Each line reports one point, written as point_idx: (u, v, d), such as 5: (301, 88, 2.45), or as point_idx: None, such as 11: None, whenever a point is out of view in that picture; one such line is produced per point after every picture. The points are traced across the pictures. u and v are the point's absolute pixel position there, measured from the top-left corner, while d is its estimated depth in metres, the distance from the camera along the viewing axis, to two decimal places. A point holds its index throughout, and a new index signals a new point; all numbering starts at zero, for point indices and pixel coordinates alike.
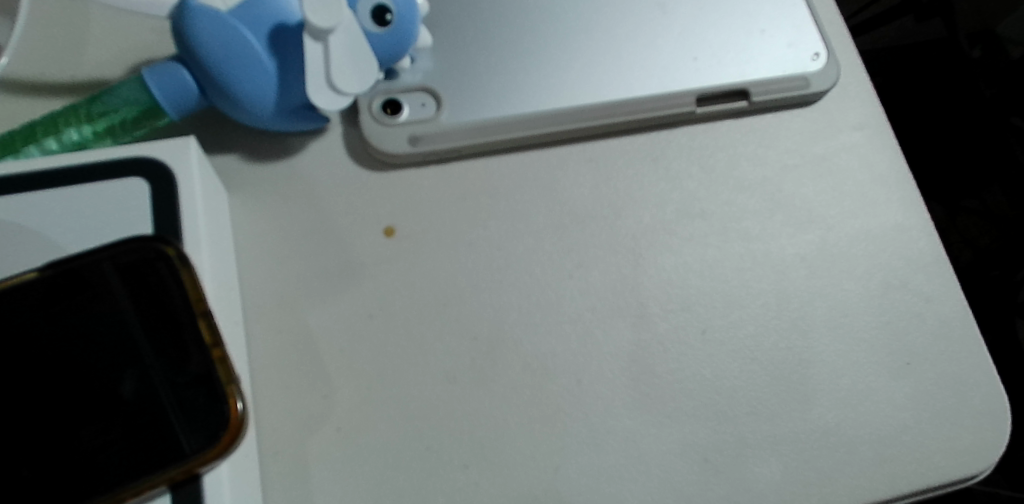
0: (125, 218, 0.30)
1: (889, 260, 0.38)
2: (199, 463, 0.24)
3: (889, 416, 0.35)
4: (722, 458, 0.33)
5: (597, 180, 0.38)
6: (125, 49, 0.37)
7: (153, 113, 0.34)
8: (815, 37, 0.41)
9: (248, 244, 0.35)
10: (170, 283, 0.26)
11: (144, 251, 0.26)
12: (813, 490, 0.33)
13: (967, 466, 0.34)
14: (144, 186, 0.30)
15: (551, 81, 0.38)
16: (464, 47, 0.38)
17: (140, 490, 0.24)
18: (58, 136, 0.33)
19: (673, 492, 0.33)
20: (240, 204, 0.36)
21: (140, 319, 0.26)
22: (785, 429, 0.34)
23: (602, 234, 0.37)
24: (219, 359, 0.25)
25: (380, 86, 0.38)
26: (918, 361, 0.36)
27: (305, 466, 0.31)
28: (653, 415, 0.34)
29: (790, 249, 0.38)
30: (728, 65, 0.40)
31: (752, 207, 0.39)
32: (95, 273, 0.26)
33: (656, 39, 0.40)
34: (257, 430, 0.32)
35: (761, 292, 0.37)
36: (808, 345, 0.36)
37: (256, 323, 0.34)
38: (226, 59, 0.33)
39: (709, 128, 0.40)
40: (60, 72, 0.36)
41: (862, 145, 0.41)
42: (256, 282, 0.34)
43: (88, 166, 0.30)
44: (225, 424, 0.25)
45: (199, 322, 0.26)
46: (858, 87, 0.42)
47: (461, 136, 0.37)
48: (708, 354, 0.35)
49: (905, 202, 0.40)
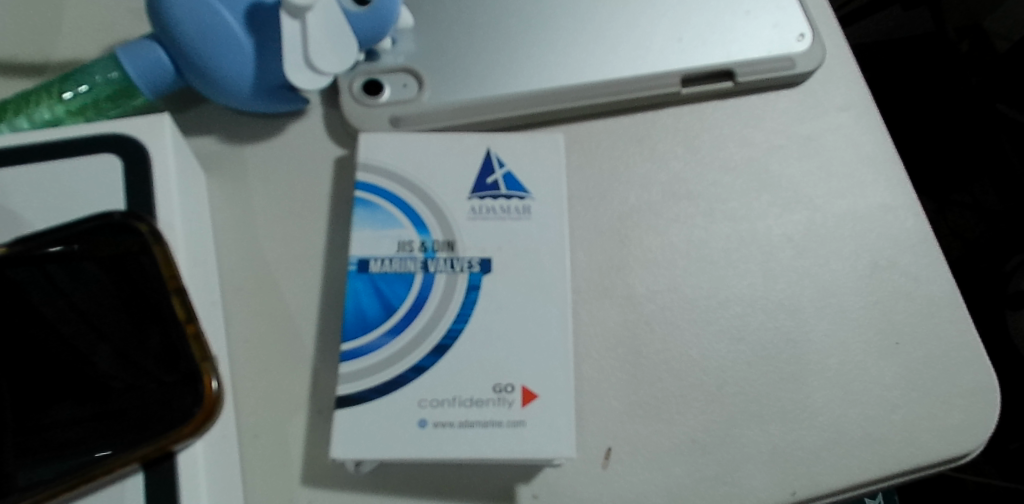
0: (98, 194, 0.31)
1: (876, 241, 0.38)
2: (173, 440, 0.26)
3: (877, 396, 0.34)
4: (709, 438, 0.33)
5: (581, 161, 0.38)
6: (99, 31, 0.38)
7: (129, 92, 0.35)
8: (799, 17, 0.41)
9: (228, 226, 0.35)
10: (148, 268, 0.28)
11: (127, 242, 0.28)
12: (802, 471, 0.33)
13: (959, 446, 0.34)
14: (118, 162, 0.31)
15: (532, 63, 0.38)
16: (446, 29, 0.38)
17: (113, 465, 0.26)
18: (30, 114, 0.34)
19: (660, 473, 0.32)
20: (221, 187, 0.36)
21: (120, 302, 0.28)
22: (773, 409, 0.34)
23: (586, 215, 0.37)
24: (193, 334, 0.27)
25: (361, 67, 0.38)
26: (907, 340, 0.35)
27: (285, 448, 0.32)
28: (639, 396, 0.33)
29: (777, 229, 0.38)
30: (713, 46, 0.39)
31: (738, 188, 0.38)
32: (77, 264, 0.28)
33: (639, 20, 0.39)
34: (238, 413, 0.32)
35: (748, 273, 0.36)
36: (796, 325, 0.35)
37: (235, 304, 0.34)
38: (203, 38, 0.33)
39: (693, 109, 0.40)
40: (36, 52, 0.37)
41: (849, 126, 0.40)
42: (236, 264, 0.35)
43: (64, 143, 0.31)
44: (201, 401, 0.26)
45: (173, 300, 0.27)
46: (844, 68, 0.42)
47: (442, 116, 0.37)
48: (694, 335, 0.35)
49: (891, 183, 0.39)
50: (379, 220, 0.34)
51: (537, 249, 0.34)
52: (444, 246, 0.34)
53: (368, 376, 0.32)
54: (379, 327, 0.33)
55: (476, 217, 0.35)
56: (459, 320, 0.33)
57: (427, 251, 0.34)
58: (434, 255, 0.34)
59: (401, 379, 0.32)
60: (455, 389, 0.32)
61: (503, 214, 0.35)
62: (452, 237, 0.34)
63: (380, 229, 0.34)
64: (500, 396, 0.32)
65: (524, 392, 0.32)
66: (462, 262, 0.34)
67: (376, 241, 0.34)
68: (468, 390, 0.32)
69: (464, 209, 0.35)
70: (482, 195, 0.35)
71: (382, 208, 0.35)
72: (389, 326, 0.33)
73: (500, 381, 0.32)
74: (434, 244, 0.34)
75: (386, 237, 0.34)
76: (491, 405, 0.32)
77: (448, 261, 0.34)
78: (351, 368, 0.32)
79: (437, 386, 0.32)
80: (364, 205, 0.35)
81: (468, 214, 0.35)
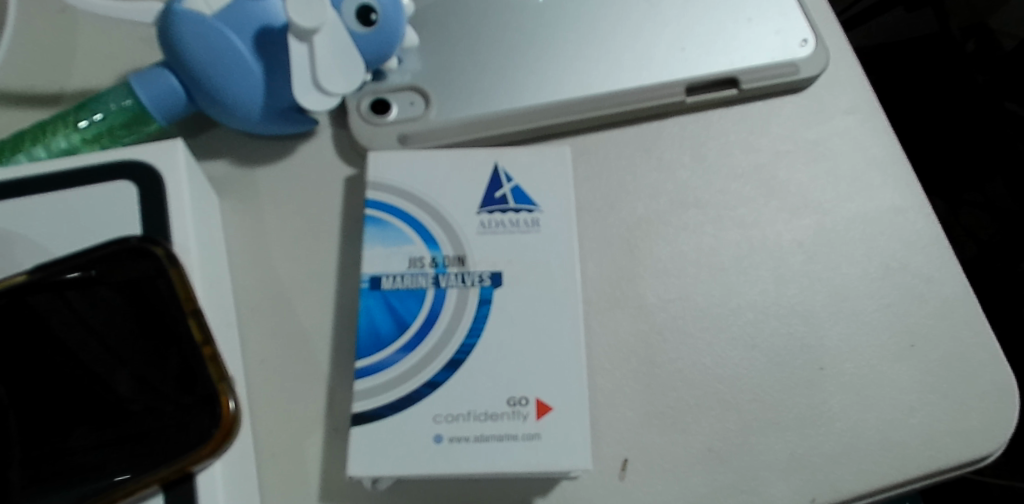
0: (113, 219, 0.31)
1: (887, 244, 0.37)
2: (191, 461, 0.26)
3: (894, 399, 0.34)
4: (726, 446, 0.33)
5: (588, 173, 0.38)
6: (111, 59, 0.39)
7: (142, 119, 0.36)
8: (802, 23, 0.41)
9: (241, 247, 0.36)
10: (167, 293, 0.28)
11: (147, 270, 0.28)
12: (820, 477, 0.32)
13: (979, 448, 0.33)
14: (131, 188, 0.32)
15: (535, 77, 0.38)
16: (451, 47, 0.39)
17: (134, 487, 0.26)
18: (46, 144, 0.34)
19: (676, 483, 0.32)
20: (234, 210, 0.37)
21: (137, 325, 0.28)
22: (789, 416, 0.33)
23: (596, 226, 0.37)
24: (210, 356, 0.27)
25: (367, 87, 0.38)
26: (923, 342, 0.35)
27: (302, 468, 0.32)
28: (654, 406, 0.33)
29: (787, 235, 0.38)
30: (716, 54, 0.40)
31: (746, 194, 0.38)
32: (96, 293, 0.28)
33: (641, 31, 0.40)
34: (255, 433, 0.32)
35: (759, 279, 0.36)
36: (810, 331, 0.35)
37: (250, 324, 0.34)
38: (211, 62, 0.34)
39: (699, 117, 0.40)
40: (51, 83, 0.38)
41: (856, 130, 0.40)
42: (250, 284, 0.35)
43: (78, 170, 0.32)
44: (218, 422, 0.27)
45: (189, 320, 0.28)
46: (849, 72, 0.42)
47: (450, 132, 0.37)
48: (708, 342, 0.35)
49: (900, 185, 0.39)
50: (389, 237, 0.35)
51: (547, 260, 0.35)
52: (455, 261, 0.34)
53: (382, 392, 0.32)
54: (393, 344, 0.33)
55: (486, 231, 0.35)
56: (472, 335, 0.33)
57: (438, 266, 0.34)
58: (445, 270, 0.34)
59: (416, 395, 0.32)
60: (471, 404, 0.32)
61: (513, 228, 0.35)
62: (463, 252, 0.35)
63: (391, 245, 0.35)
64: (514, 410, 0.32)
65: (539, 405, 0.32)
66: (473, 276, 0.34)
67: (387, 258, 0.34)
68: (481, 404, 0.32)
69: (473, 224, 0.35)
70: (490, 209, 0.36)
71: (392, 225, 0.35)
72: (403, 343, 0.33)
73: (515, 394, 0.32)
74: (444, 259, 0.34)
75: (398, 254, 0.34)
76: (506, 419, 0.32)
77: (459, 276, 0.34)
78: (366, 385, 0.32)
79: (452, 401, 0.32)
80: (375, 222, 0.35)
81: (478, 228, 0.35)
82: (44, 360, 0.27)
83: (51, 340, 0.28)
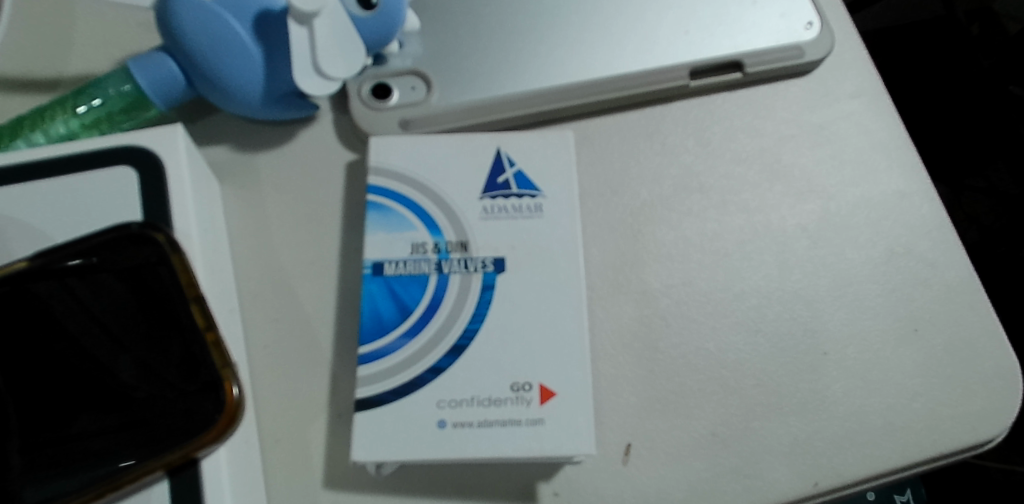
0: (114, 205, 0.31)
1: (891, 228, 0.37)
2: (196, 447, 0.26)
3: (898, 384, 0.34)
4: (729, 431, 0.33)
5: (591, 157, 0.38)
6: (110, 44, 0.39)
7: (141, 104, 0.35)
8: (808, 6, 0.40)
9: (242, 233, 0.36)
10: (168, 281, 0.28)
11: (147, 257, 0.28)
12: (823, 461, 0.32)
13: (982, 432, 0.33)
14: (131, 174, 0.32)
15: (538, 61, 0.38)
16: (452, 31, 0.39)
17: (139, 474, 0.26)
18: (45, 129, 0.34)
19: (679, 467, 0.32)
20: (235, 196, 0.36)
21: (140, 312, 0.28)
22: (792, 401, 0.33)
23: (599, 211, 0.37)
24: (213, 342, 0.27)
25: (368, 71, 0.38)
26: (927, 327, 0.35)
27: (306, 454, 0.32)
28: (658, 390, 0.33)
29: (791, 220, 0.37)
30: (721, 37, 0.39)
31: (750, 179, 0.38)
32: (98, 281, 0.28)
33: (645, 14, 0.39)
34: (258, 420, 0.32)
35: (762, 264, 0.36)
36: (813, 316, 0.35)
37: (253, 310, 0.34)
38: (211, 46, 0.34)
39: (703, 102, 0.40)
40: (50, 68, 0.38)
41: (861, 114, 0.40)
42: (252, 271, 0.35)
43: (78, 156, 0.32)
44: (223, 407, 0.26)
45: (191, 306, 0.27)
46: (854, 55, 0.41)
47: (452, 117, 0.37)
48: (711, 327, 0.35)
49: (904, 169, 0.39)
50: (391, 222, 0.35)
51: (549, 246, 0.35)
52: (457, 246, 0.34)
53: (386, 378, 0.32)
54: (396, 330, 0.33)
55: (489, 217, 0.35)
56: (475, 320, 0.33)
57: (441, 252, 0.34)
58: (448, 256, 0.34)
59: (419, 381, 0.32)
60: (475, 389, 0.32)
61: (515, 213, 0.35)
62: (465, 238, 0.34)
63: (394, 230, 0.34)
64: (518, 395, 0.32)
65: (542, 391, 0.32)
66: (476, 262, 0.34)
67: (389, 244, 0.34)
68: (485, 389, 0.32)
69: (476, 210, 0.35)
70: (493, 195, 0.35)
71: (394, 211, 0.35)
72: (406, 329, 0.33)
73: (518, 380, 0.32)
74: (447, 245, 0.34)
75: (400, 239, 0.34)
76: (510, 404, 0.32)
77: (462, 261, 0.34)
78: (370, 371, 0.32)
79: (455, 387, 0.32)
80: (377, 208, 0.35)
81: (480, 214, 0.35)
82: (48, 347, 0.27)
83: (54, 327, 0.28)
